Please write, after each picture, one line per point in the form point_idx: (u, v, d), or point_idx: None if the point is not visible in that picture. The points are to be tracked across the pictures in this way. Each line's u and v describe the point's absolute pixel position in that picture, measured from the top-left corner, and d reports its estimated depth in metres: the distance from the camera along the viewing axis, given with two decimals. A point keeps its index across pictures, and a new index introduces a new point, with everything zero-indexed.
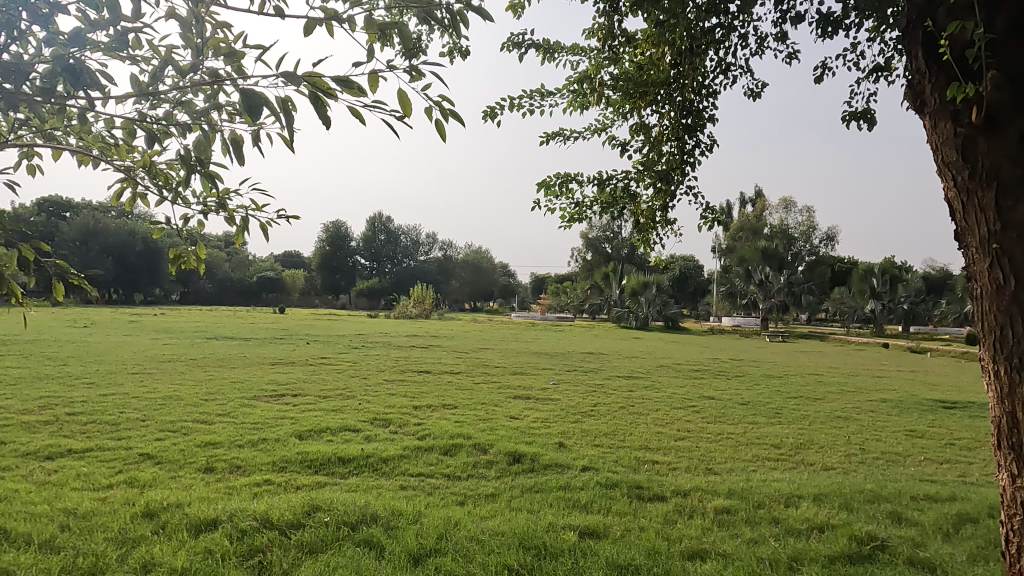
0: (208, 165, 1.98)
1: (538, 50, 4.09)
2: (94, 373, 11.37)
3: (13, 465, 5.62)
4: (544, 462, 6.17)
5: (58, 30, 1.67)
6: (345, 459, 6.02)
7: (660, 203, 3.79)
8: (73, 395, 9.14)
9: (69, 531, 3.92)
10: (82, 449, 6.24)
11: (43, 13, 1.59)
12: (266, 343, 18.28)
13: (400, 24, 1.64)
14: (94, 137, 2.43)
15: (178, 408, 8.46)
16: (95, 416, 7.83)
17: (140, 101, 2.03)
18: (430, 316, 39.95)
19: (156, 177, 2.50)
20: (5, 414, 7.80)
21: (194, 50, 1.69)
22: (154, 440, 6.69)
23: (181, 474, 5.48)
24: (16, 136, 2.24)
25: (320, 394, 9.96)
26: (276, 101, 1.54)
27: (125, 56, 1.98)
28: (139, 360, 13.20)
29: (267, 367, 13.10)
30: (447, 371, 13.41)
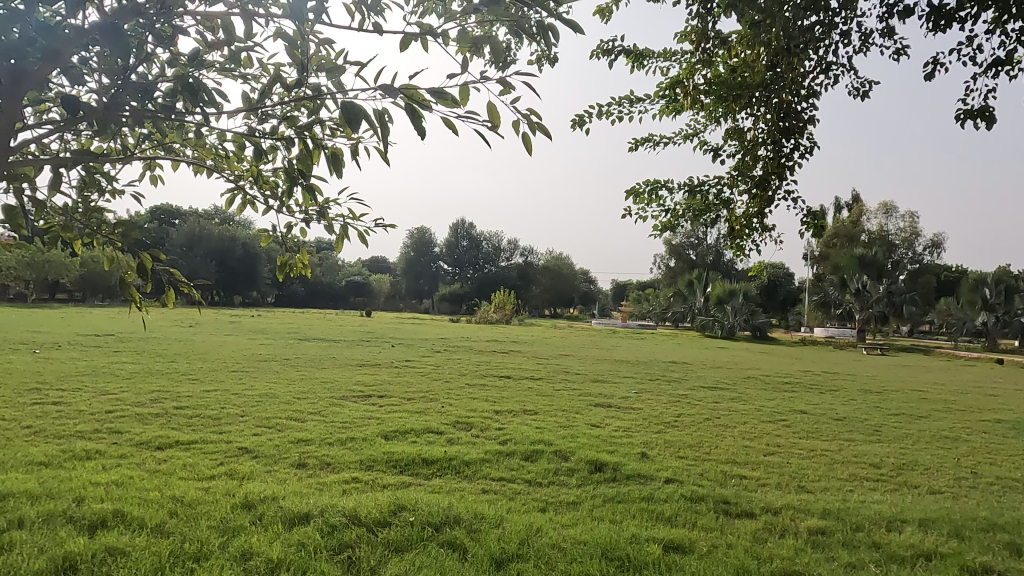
0: (310, 176, 2.07)
1: (628, 56, 4.05)
2: (199, 370, 12.15)
3: (128, 454, 6.09)
4: (627, 472, 6.08)
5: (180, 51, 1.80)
6: (430, 460, 6.15)
7: (756, 209, 3.67)
8: (181, 390, 9.82)
9: (175, 517, 4.20)
10: (188, 440, 6.68)
11: (168, 38, 1.73)
12: (354, 345, 18.97)
13: (491, 36, 1.65)
14: (209, 149, 2.60)
15: (274, 405, 8.92)
16: (199, 410, 8.37)
17: (250, 116, 2.16)
18: (511, 322, 40.43)
19: (263, 186, 2.64)
20: (122, 405, 8.47)
21: (299, 66, 1.77)
22: (252, 434, 7.09)
23: (276, 469, 5.76)
24: (142, 150, 2.43)
25: (405, 396, 10.22)
26: (373, 113, 1.59)
27: (237, 74, 2.12)
28: (238, 359, 14.03)
29: (355, 368, 13.57)
30: (527, 376, 13.47)
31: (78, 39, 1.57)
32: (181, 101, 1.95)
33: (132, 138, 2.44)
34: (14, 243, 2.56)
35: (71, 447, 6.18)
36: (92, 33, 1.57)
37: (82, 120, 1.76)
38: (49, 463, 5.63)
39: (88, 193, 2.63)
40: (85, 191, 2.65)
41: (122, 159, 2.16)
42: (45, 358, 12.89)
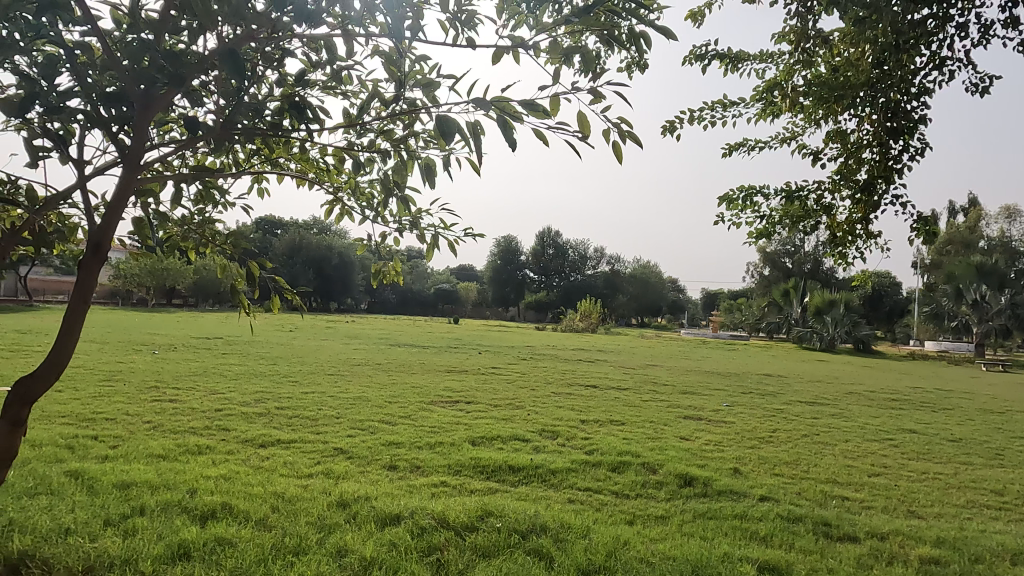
0: (404, 187, 2.14)
1: (722, 59, 3.94)
2: (298, 372, 12.78)
3: (235, 450, 6.48)
4: (718, 488, 5.88)
5: (288, 71, 1.92)
6: (516, 467, 6.18)
7: (860, 215, 3.48)
8: (282, 391, 10.36)
9: (277, 512, 4.42)
10: (288, 439, 7.03)
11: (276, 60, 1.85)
12: (442, 351, 19.39)
13: (582, 46, 1.66)
14: (311, 163, 2.74)
15: (367, 408, 9.25)
16: (298, 411, 8.80)
17: (349, 131, 2.26)
18: (597, 331, 40.12)
19: (359, 197, 2.75)
20: (229, 404, 9.04)
21: (396, 80, 1.84)
22: (347, 436, 7.38)
23: (368, 470, 5.96)
24: (250, 164, 2.61)
25: (492, 403, 10.34)
26: (467, 125, 1.63)
27: (339, 92, 2.23)
28: (334, 363, 14.65)
29: (443, 374, 13.85)
30: (613, 386, 13.29)
31: (198, 65, 1.70)
32: (288, 118, 2.08)
33: (243, 154, 2.62)
34: (140, 252, 2.80)
35: (185, 442, 6.65)
36: (211, 58, 1.70)
37: (201, 139, 1.91)
38: (166, 455, 6.08)
39: (204, 206, 2.83)
40: (201, 203, 2.86)
41: (233, 174, 2.31)
42: (163, 359, 13.94)
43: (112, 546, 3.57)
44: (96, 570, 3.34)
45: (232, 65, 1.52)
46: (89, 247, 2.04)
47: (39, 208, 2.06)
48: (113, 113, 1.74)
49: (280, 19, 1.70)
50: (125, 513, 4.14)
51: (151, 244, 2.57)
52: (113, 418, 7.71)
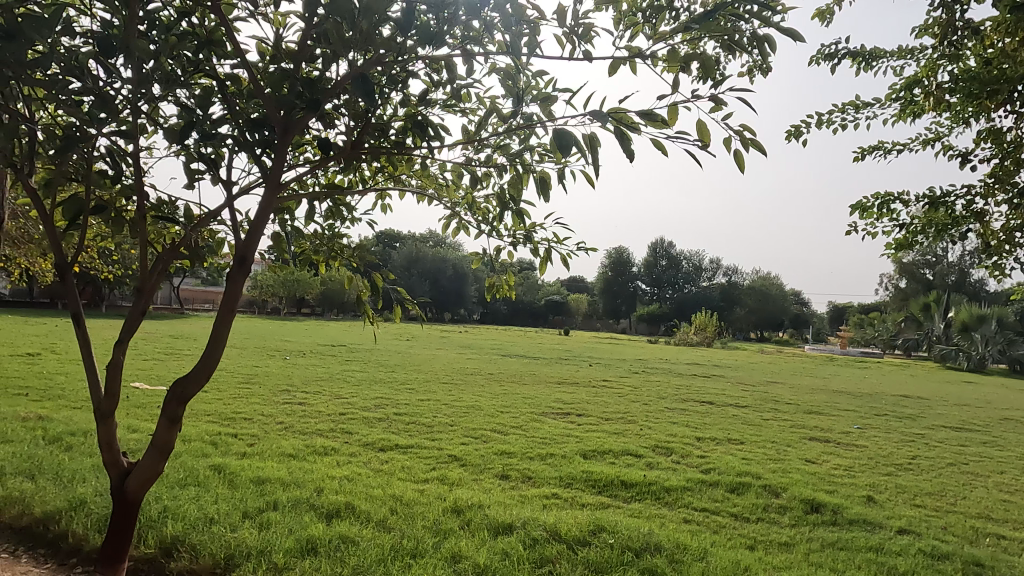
0: (519, 201, 2.18)
1: (855, 58, 3.71)
2: (414, 380, 13.26)
3: (357, 452, 6.82)
4: (849, 516, 5.47)
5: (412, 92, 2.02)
6: (629, 483, 6.06)
7: (1019, 222, 3.15)
8: (399, 398, 10.78)
9: (395, 514, 4.60)
10: (406, 445, 7.30)
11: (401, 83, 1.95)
12: (553, 363, 19.44)
13: (701, 52, 1.61)
14: (431, 179, 2.85)
15: (479, 417, 9.43)
16: (415, 417, 9.13)
17: (468, 147, 2.33)
18: (713, 345, 38.64)
19: (476, 212, 2.83)
20: (352, 409, 9.53)
21: (513, 96, 1.88)
22: (461, 443, 7.55)
23: (481, 478, 6.07)
24: (376, 182, 2.74)
25: (603, 416, 10.22)
26: (584, 139, 1.63)
27: (458, 109, 2.31)
28: (449, 372, 15.08)
29: (554, 386, 13.87)
30: (731, 403, 12.74)
31: (330, 90, 1.82)
32: (411, 137, 2.18)
33: (368, 171, 2.76)
34: (277, 264, 3.01)
35: (312, 443, 7.08)
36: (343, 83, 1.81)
37: (333, 159, 2.04)
38: (296, 455, 6.49)
39: (333, 221, 3.01)
40: (330, 220, 3.03)
41: (360, 191, 2.45)
42: (294, 364, 14.94)
43: (249, 537, 3.84)
44: (235, 559, 3.61)
45: (362, 89, 1.62)
46: (235, 260, 2.22)
47: (195, 224, 2.27)
48: (257, 137, 1.90)
49: (404, 43, 1.78)
50: (260, 507, 4.47)
51: (288, 257, 2.77)
52: (251, 418, 8.35)
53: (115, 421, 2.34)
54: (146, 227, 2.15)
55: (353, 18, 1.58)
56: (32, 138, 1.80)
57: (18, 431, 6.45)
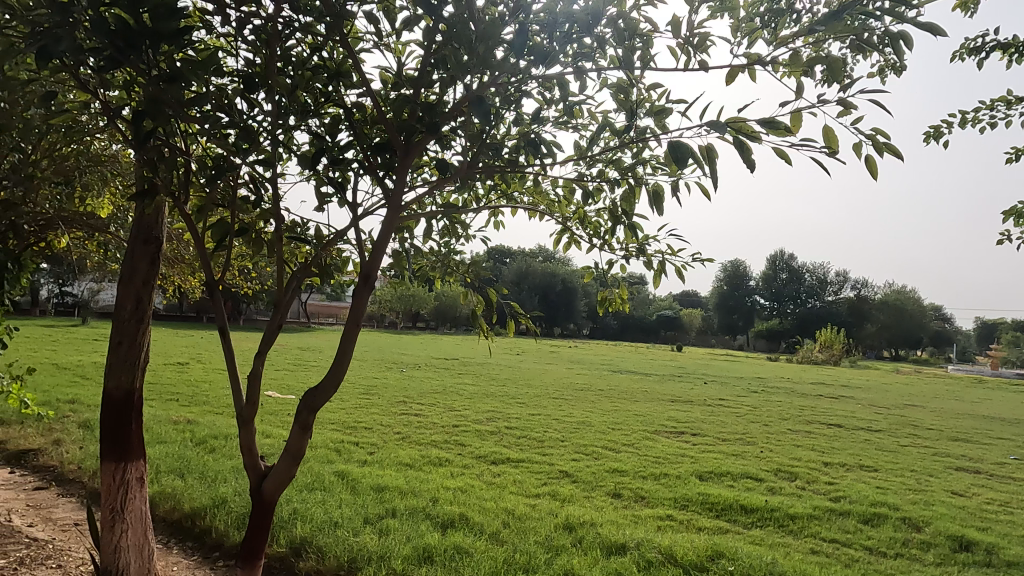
0: (632, 216, 2.14)
1: (1005, 51, 3.38)
2: (525, 395, 13.37)
3: (470, 464, 6.95)
4: (1007, 558, 4.90)
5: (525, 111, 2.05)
6: (749, 508, 5.76)
7: None
8: (511, 412, 10.89)
9: (508, 528, 4.64)
10: (517, 458, 7.36)
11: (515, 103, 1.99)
12: (666, 379, 18.92)
13: (828, 54, 1.52)
14: (543, 196, 2.87)
15: (591, 433, 9.33)
16: (526, 431, 9.18)
17: (580, 163, 2.34)
18: (841, 364, 36.11)
19: (587, 227, 2.81)
20: (465, 421, 9.74)
21: (626, 110, 1.86)
22: (572, 460, 7.51)
23: (593, 495, 5.99)
24: (490, 199, 2.80)
25: (719, 436, 9.82)
26: (700, 150, 1.58)
27: (570, 125, 2.33)
28: (559, 387, 15.06)
29: (667, 403, 13.50)
30: (863, 427, 11.83)
31: (449, 113, 1.89)
32: (524, 154, 2.21)
33: (482, 189, 2.83)
34: (396, 281, 3.13)
35: (428, 454, 7.29)
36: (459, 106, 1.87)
37: (450, 178, 2.10)
38: (412, 465, 6.71)
39: (448, 239, 3.10)
40: (445, 238, 3.12)
41: (475, 209, 2.51)
42: (410, 376, 15.51)
43: (371, 542, 3.99)
44: (357, 562, 3.77)
45: (479, 109, 1.67)
46: (359, 275, 2.32)
47: (324, 244, 2.42)
48: (381, 160, 2.00)
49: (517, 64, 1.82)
50: (380, 514, 4.65)
51: (407, 274, 2.89)
52: (371, 428, 8.74)
53: (255, 426, 2.38)
54: (281, 248, 2.31)
55: (471, 44, 1.64)
56: (188, 168, 1.98)
57: (170, 433, 7.12)
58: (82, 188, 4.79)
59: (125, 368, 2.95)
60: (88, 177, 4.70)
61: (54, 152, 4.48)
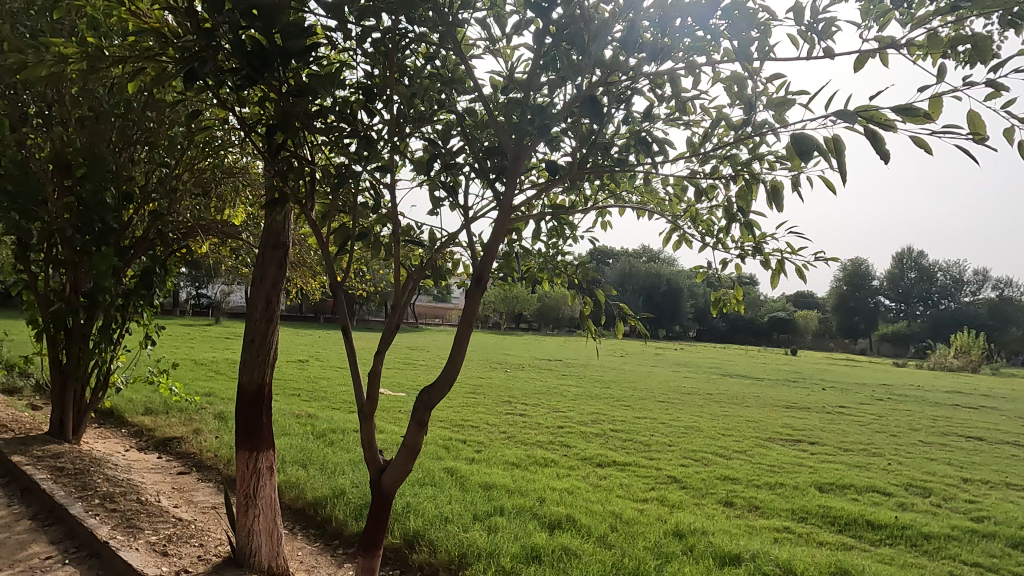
0: (749, 213, 2.06)
1: None
2: (630, 397, 13.16)
3: (576, 466, 6.94)
4: None
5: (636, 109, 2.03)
6: (877, 524, 5.39)
7: None
8: (616, 414, 10.76)
9: (616, 532, 4.59)
10: (624, 462, 7.27)
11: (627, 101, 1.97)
12: (780, 385, 18.01)
13: (974, 33, 1.40)
14: (653, 195, 2.82)
15: (699, 438, 9.05)
16: (632, 435, 9.05)
17: (692, 161, 2.28)
18: (980, 372, 32.91)
19: (700, 226, 2.73)
20: (569, 422, 9.74)
21: (744, 104, 1.80)
22: (680, 465, 7.32)
23: (703, 503, 5.81)
24: (598, 199, 2.78)
25: (841, 446, 9.23)
26: (826, 142, 1.50)
27: (682, 121, 2.28)
28: (665, 391, 14.72)
29: (781, 409, 12.85)
30: (1009, 441, 10.72)
31: (559, 114, 1.91)
32: (634, 153, 2.19)
33: (590, 190, 2.82)
34: (505, 281, 3.17)
35: (534, 454, 7.35)
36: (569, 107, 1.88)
37: (560, 179, 2.12)
38: (518, 464, 6.79)
39: (556, 240, 3.11)
40: (552, 239, 3.13)
41: (584, 210, 2.51)
42: (514, 376, 15.68)
43: (480, 539, 4.06)
44: (467, 558, 3.84)
45: (590, 110, 1.68)
46: (471, 277, 2.38)
47: (438, 246, 2.50)
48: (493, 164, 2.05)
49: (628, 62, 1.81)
50: (488, 511, 4.74)
51: (516, 275, 2.93)
52: (477, 426, 8.92)
53: (375, 421, 2.48)
54: (398, 251, 2.40)
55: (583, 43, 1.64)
56: (314, 177, 2.11)
57: (293, 426, 7.61)
58: (218, 198, 5.37)
59: (257, 365, 3.18)
60: (223, 187, 5.27)
61: (194, 165, 5.07)
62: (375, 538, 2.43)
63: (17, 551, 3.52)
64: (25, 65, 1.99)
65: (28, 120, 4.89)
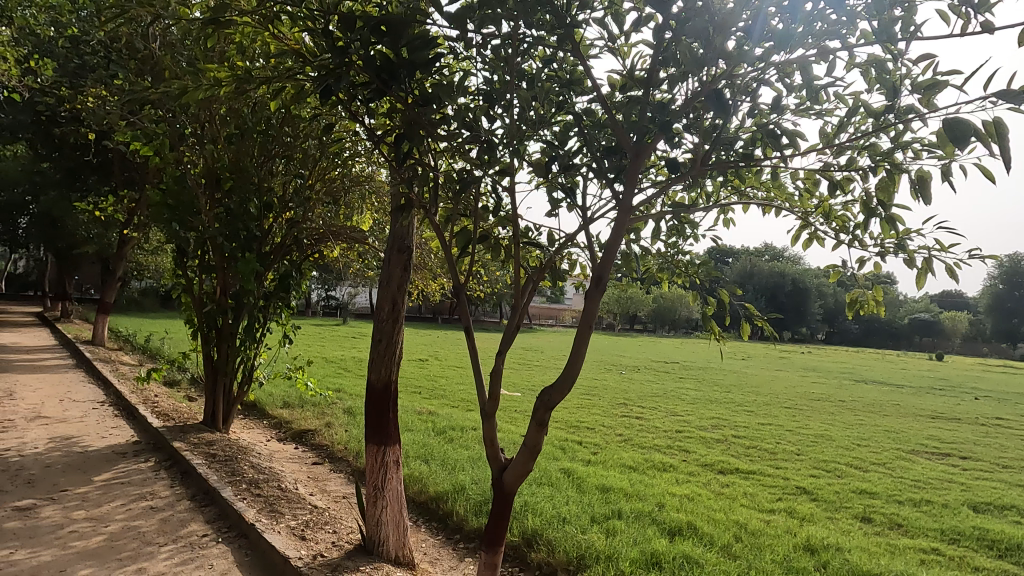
0: (890, 208, 1.92)
1: None
2: (753, 402, 12.58)
3: (696, 472, 6.73)
4: None
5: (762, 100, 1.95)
6: None
7: None
8: (738, 420, 10.32)
9: (741, 542, 4.41)
10: (747, 469, 6.96)
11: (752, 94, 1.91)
12: (924, 393, 16.50)
13: None
14: (781, 190, 2.68)
15: (831, 448, 8.49)
16: (755, 441, 8.65)
17: (825, 153, 2.16)
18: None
19: (834, 223, 2.56)
20: (688, 427, 9.46)
21: (886, 89, 1.68)
22: (810, 476, 6.90)
23: (837, 517, 5.44)
24: (720, 196, 2.69)
25: (998, 463, 8.32)
26: (987, 128, 1.37)
27: (814, 112, 2.16)
28: (792, 396, 13.92)
29: (926, 420, 11.77)
30: None
31: (680, 111, 1.87)
32: (761, 147, 2.11)
33: (711, 187, 2.73)
34: (623, 283, 3.13)
35: (651, 458, 7.20)
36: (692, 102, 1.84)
37: (681, 177, 2.08)
38: (636, 468, 6.68)
39: (676, 239, 3.03)
40: (671, 239, 3.05)
41: (705, 208, 2.45)
42: (629, 378, 15.45)
43: (598, 542, 4.02)
44: (585, 560, 3.81)
45: (715, 105, 1.64)
46: (591, 277, 2.37)
47: (556, 247, 2.52)
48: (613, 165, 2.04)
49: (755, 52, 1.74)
50: (606, 514, 4.70)
51: (634, 275, 2.88)
52: (593, 428, 8.87)
53: (497, 420, 2.54)
54: (517, 252, 2.45)
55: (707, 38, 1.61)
56: (438, 183, 2.20)
57: (415, 422, 7.93)
58: (346, 206, 5.65)
59: (384, 363, 3.35)
60: (351, 195, 5.55)
61: (325, 174, 5.41)
62: (497, 535, 2.48)
63: (178, 527, 3.92)
64: (187, 90, 2.23)
65: (185, 139, 5.43)
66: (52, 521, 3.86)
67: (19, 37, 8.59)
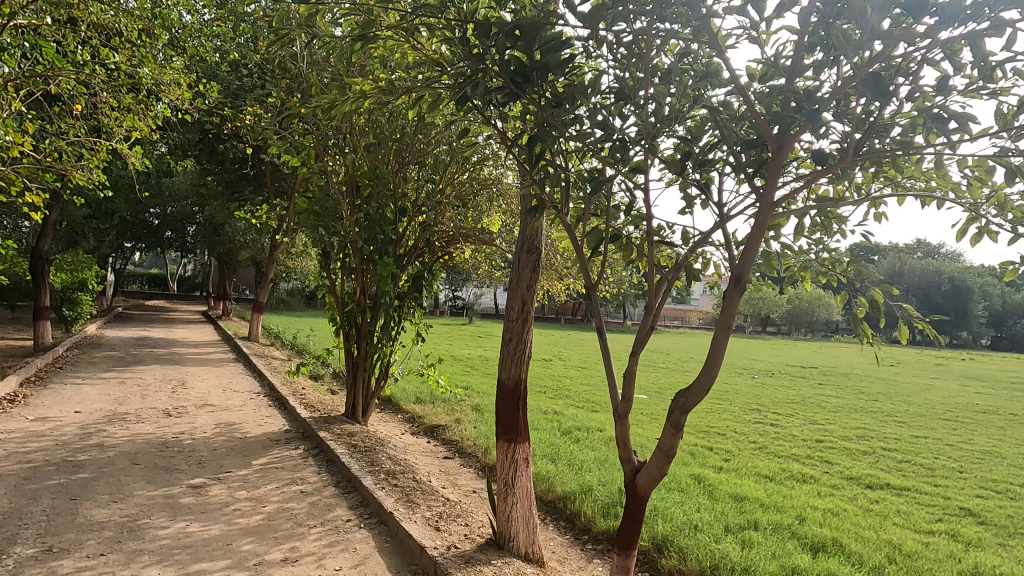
0: None
1: None
2: (905, 413, 11.53)
3: (840, 485, 6.28)
4: None
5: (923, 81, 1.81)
6: None
7: None
8: (888, 431, 9.50)
9: (895, 565, 4.05)
10: (900, 486, 6.39)
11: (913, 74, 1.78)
12: None
13: None
14: (944, 179, 2.45)
15: (1002, 467, 7.60)
16: (908, 455, 7.93)
17: (1001, 137, 1.96)
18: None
19: (1012, 214, 2.30)
20: (829, 436, 8.85)
21: None
22: (977, 496, 6.21)
23: (1011, 544, 4.86)
24: (872, 187, 2.51)
25: None
26: None
27: (987, 93, 1.97)
28: (951, 407, 12.61)
29: None
30: None
31: (830, 99, 1.78)
32: (923, 134, 1.95)
33: (861, 179, 2.55)
34: (761, 282, 2.98)
35: (789, 468, 6.81)
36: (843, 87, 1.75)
37: (830, 169, 1.97)
38: (772, 478, 6.34)
39: (821, 236, 2.85)
40: (815, 236, 2.88)
41: (856, 201, 2.30)
42: (763, 383, 14.70)
43: (734, 552, 3.86)
44: (720, 571, 3.67)
45: (873, 88, 1.55)
46: (728, 277, 2.29)
47: (691, 245, 2.46)
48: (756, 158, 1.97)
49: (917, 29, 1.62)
50: (741, 524, 4.50)
51: (775, 275, 2.74)
52: (724, 434, 8.53)
53: (630, 422, 2.50)
54: (651, 251, 2.41)
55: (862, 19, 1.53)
56: (570, 185, 2.22)
57: (542, 421, 8.00)
58: (474, 209, 5.80)
59: (514, 363, 3.41)
60: (480, 199, 5.67)
61: (455, 179, 5.61)
62: (630, 537, 2.45)
63: (326, 511, 4.21)
64: (334, 102, 2.39)
65: (329, 150, 5.84)
66: (219, 499, 4.28)
67: (192, 65, 9.62)
